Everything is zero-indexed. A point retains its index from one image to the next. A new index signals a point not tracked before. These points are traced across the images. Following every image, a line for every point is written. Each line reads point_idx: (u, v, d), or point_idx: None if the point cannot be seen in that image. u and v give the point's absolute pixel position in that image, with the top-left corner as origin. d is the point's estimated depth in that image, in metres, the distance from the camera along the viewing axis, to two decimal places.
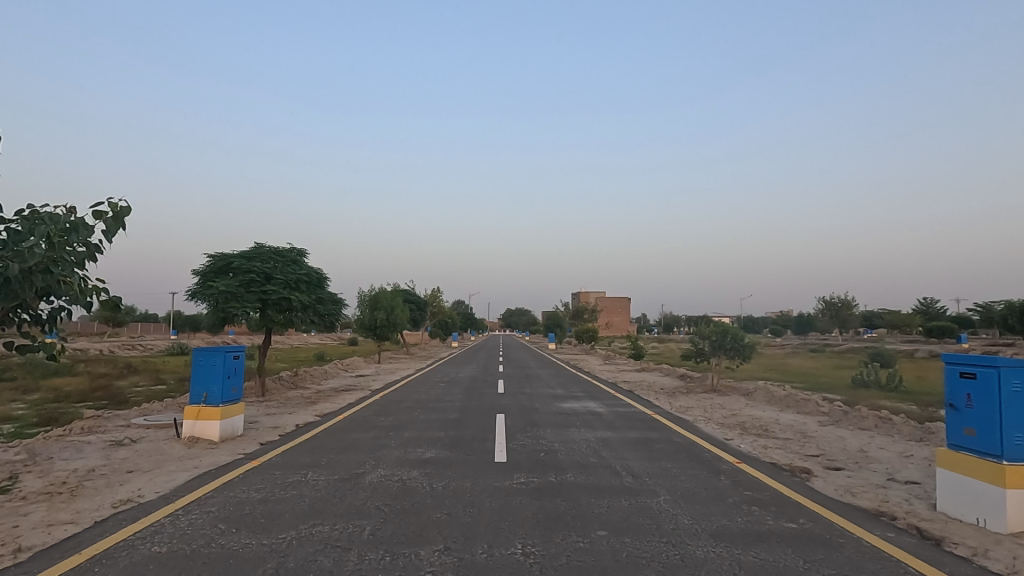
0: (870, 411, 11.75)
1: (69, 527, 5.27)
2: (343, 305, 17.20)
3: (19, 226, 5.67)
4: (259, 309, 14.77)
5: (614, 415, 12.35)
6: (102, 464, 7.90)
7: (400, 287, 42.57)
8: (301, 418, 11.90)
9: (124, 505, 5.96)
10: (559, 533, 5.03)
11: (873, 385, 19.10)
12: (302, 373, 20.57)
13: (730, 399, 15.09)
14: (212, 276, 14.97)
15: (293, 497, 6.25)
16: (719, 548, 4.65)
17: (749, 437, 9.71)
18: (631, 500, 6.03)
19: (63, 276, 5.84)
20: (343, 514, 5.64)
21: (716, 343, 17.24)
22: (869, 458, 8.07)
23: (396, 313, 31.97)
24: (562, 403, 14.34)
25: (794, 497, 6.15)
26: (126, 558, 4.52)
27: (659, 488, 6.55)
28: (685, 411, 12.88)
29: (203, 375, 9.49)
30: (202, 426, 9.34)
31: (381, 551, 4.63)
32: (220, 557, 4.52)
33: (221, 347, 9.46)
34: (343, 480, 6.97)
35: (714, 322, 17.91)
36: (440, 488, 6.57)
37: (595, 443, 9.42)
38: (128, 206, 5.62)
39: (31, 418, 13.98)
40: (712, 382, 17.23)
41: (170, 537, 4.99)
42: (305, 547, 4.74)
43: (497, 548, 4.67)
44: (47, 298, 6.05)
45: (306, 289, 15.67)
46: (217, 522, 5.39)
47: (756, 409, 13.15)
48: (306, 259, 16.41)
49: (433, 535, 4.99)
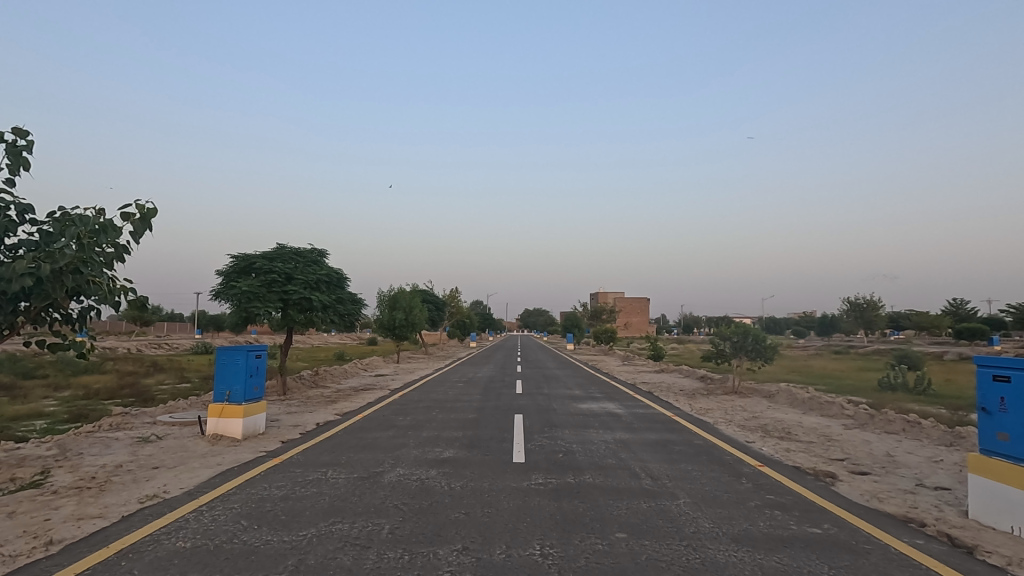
0: (897, 415, 11.46)
1: (97, 522, 5.40)
2: (363, 305, 17.33)
3: (52, 228, 5.96)
4: (280, 309, 14.96)
5: (632, 417, 12.23)
6: (129, 460, 8.06)
7: (418, 287, 43.10)
8: (321, 417, 12.03)
9: (150, 500, 6.09)
10: (577, 535, 5.00)
11: (900, 388, 18.62)
12: (322, 373, 20.77)
13: (751, 401, 14.86)
14: (235, 276, 15.21)
15: (313, 495, 6.32)
16: (741, 552, 4.57)
17: (771, 440, 9.54)
18: (650, 503, 5.98)
19: (92, 275, 6.07)
20: (363, 513, 5.68)
21: (738, 345, 16.94)
22: (896, 463, 7.86)
23: (414, 313, 32.24)
24: (580, 404, 14.25)
25: (818, 501, 6.03)
26: (150, 553, 4.60)
27: (680, 490, 6.48)
28: (705, 413, 12.73)
29: (228, 375, 9.66)
30: (225, 425, 9.51)
31: (399, 551, 4.65)
32: (242, 554, 4.57)
33: (243, 347, 9.58)
34: (362, 479, 7.01)
35: (735, 323, 17.64)
36: (458, 488, 6.58)
37: (614, 445, 9.32)
38: (155, 208, 6.07)
39: (61, 415, 14.26)
40: (733, 384, 16.96)
41: (194, 533, 5.07)
42: (324, 545, 4.77)
43: (516, 549, 4.66)
44: (75, 298, 6.25)
45: (325, 290, 15.85)
46: (239, 519, 5.47)
47: (777, 411, 12.92)
48: (326, 260, 16.62)
49: (450, 535, 4.99)
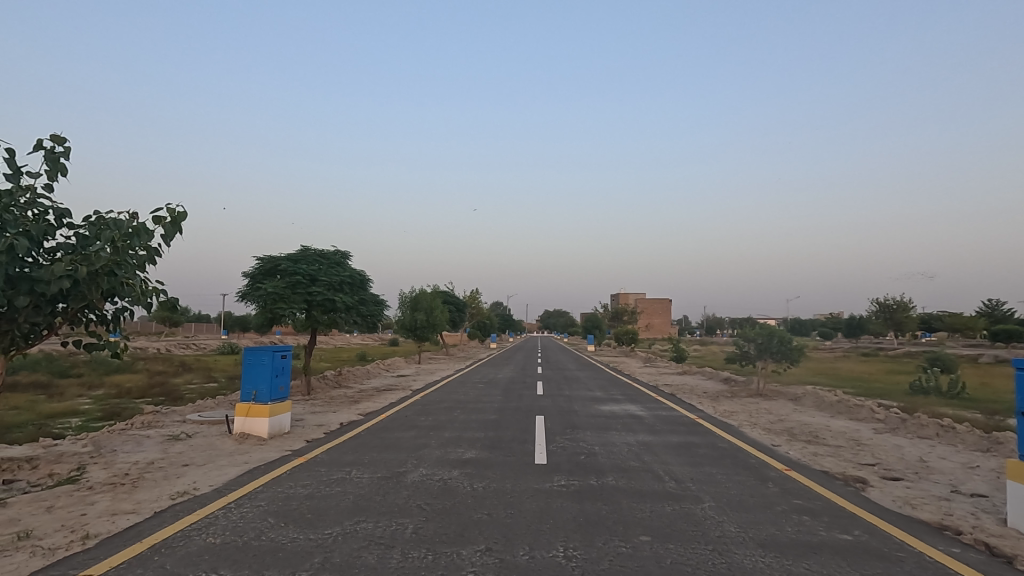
0: (930, 419, 11.14)
1: (131, 517, 5.55)
2: (385, 306, 17.49)
3: (88, 232, 6.18)
4: (304, 310, 15.20)
5: (655, 419, 12.11)
6: (160, 458, 8.28)
7: (439, 288, 43.45)
8: (345, 417, 12.19)
9: (181, 497, 6.24)
10: (600, 538, 4.97)
11: (932, 392, 18.07)
12: (345, 373, 21.04)
13: (777, 404, 14.60)
14: (260, 277, 15.49)
15: (337, 494, 6.41)
16: (768, 558, 4.49)
17: (798, 444, 9.36)
18: (674, 506, 5.92)
19: (126, 278, 6.26)
20: (386, 512, 5.73)
21: (762, 347, 16.64)
22: (930, 469, 7.65)
23: (435, 315, 32.40)
24: (602, 406, 14.18)
25: (848, 507, 5.89)
26: (181, 549, 4.70)
27: (704, 494, 6.40)
28: (729, 416, 12.55)
29: (255, 375, 9.84)
30: (251, 424, 9.69)
31: (423, 550, 4.68)
32: (269, 551, 4.65)
33: (269, 347, 9.75)
34: (385, 479, 7.08)
35: (760, 325, 17.32)
36: (480, 489, 6.60)
37: (636, 447, 9.24)
38: (185, 211, 6.27)
39: (95, 413, 14.70)
40: (758, 386, 16.68)
41: (223, 530, 5.18)
42: (349, 544, 4.83)
43: (539, 551, 4.66)
44: (109, 300, 6.45)
45: (348, 291, 16.06)
46: (266, 516, 5.57)
47: (804, 415, 12.68)
48: (349, 261, 16.83)
49: (473, 536, 5.00)
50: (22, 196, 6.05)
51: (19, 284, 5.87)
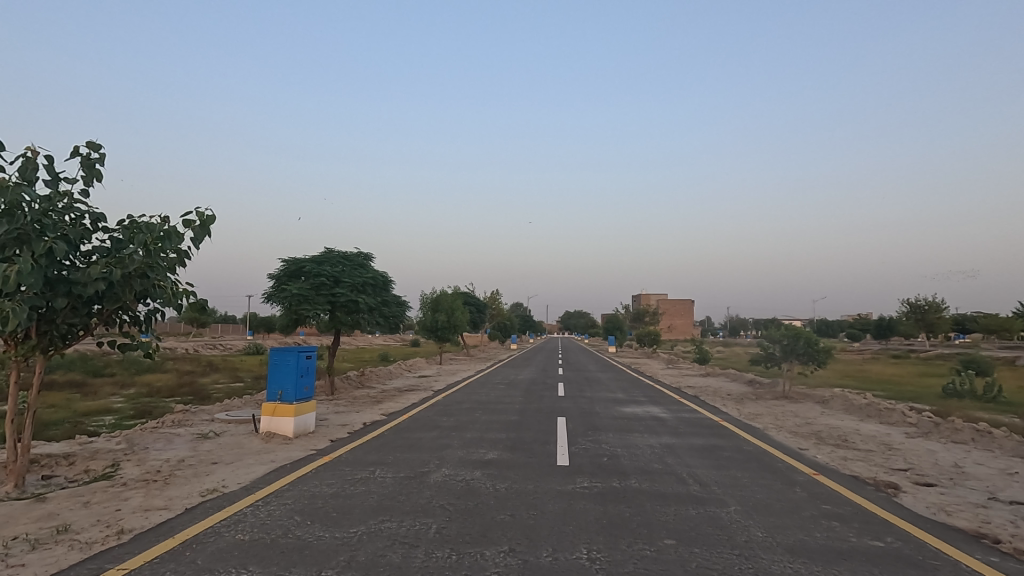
0: (965, 423, 10.81)
1: (163, 513, 5.70)
2: (407, 307, 17.65)
3: (122, 235, 6.37)
4: (328, 312, 15.42)
5: (678, 422, 11.98)
6: (190, 455, 8.48)
7: (460, 289, 43.68)
8: (368, 417, 12.33)
9: (210, 494, 6.39)
10: (624, 540, 4.94)
11: (967, 396, 17.51)
12: (367, 373, 21.27)
13: (804, 407, 14.31)
14: (285, 279, 15.76)
15: (362, 493, 6.48)
16: (796, 564, 4.41)
17: (826, 448, 9.17)
18: (699, 509, 5.86)
19: (158, 280, 6.44)
20: (410, 511, 5.78)
21: (788, 348, 16.33)
22: (965, 475, 7.42)
23: (455, 316, 32.54)
24: (624, 407, 14.08)
25: (878, 513, 5.75)
26: (212, 545, 4.81)
27: (729, 497, 6.31)
28: (754, 418, 12.35)
29: (280, 375, 10.01)
30: (277, 423, 9.86)
31: (447, 550, 4.71)
32: (296, 548, 4.73)
33: (294, 347, 9.91)
34: (409, 478, 7.15)
35: (785, 326, 16.99)
36: (502, 490, 6.62)
37: (659, 449, 9.15)
38: (214, 215, 6.44)
39: (127, 412, 15.14)
40: (783, 388, 16.37)
41: (252, 527, 5.29)
42: (373, 543, 4.88)
43: (562, 553, 4.64)
44: (142, 301, 6.63)
45: (371, 292, 16.24)
46: (293, 514, 5.67)
47: (832, 418, 12.41)
48: (372, 263, 17.02)
49: (496, 537, 5.02)
50: (59, 201, 6.25)
51: (57, 286, 6.08)
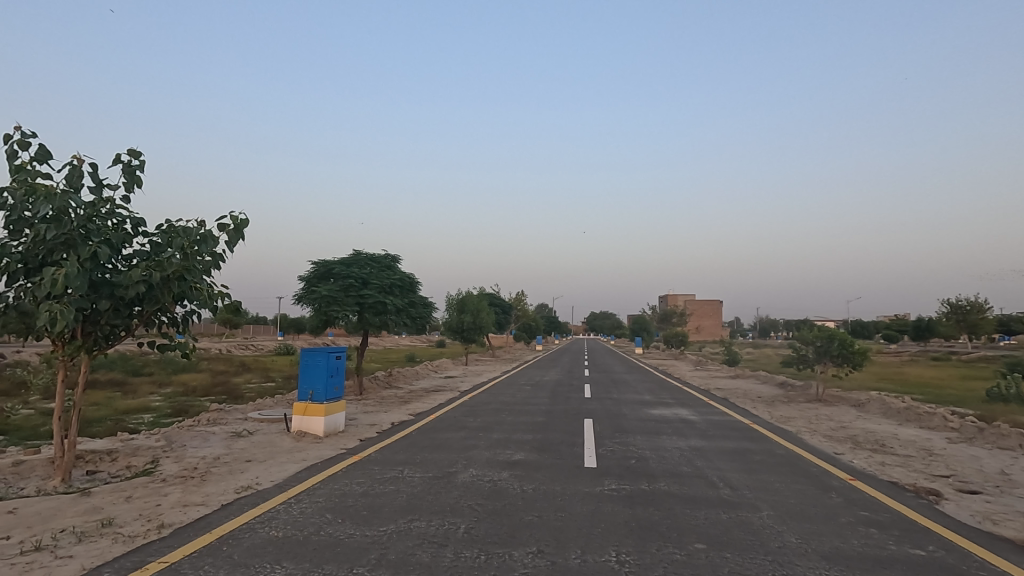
0: (1012, 429, 10.37)
1: (200, 509, 5.87)
2: (433, 308, 17.80)
3: (161, 240, 6.60)
4: (357, 313, 15.66)
5: (707, 424, 11.80)
6: (225, 453, 8.72)
7: (485, 291, 43.89)
8: (396, 417, 12.48)
9: (245, 491, 6.55)
10: (653, 543, 4.88)
11: (1013, 400, 16.79)
12: (395, 373, 21.53)
13: (838, 410, 13.93)
14: (315, 281, 16.06)
15: (391, 492, 6.56)
16: (832, 571, 4.30)
17: (863, 452, 8.90)
18: (730, 514, 5.76)
19: (194, 282, 6.64)
20: (439, 511, 5.83)
21: (822, 350, 15.89)
22: (1013, 483, 7.11)
23: (481, 317, 32.67)
24: (651, 409, 13.94)
25: (919, 520, 5.56)
26: (247, 540, 4.93)
27: (761, 502, 6.19)
28: (786, 422, 12.06)
29: (311, 375, 10.20)
30: (308, 423, 10.05)
31: (475, 550, 4.73)
32: (328, 545, 4.82)
33: (324, 348, 10.08)
34: (437, 478, 7.21)
35: (818, 326, 16.52)
36: (530, 491, 6.61)
37: (688, 452, 9.03)
38: (247, 219, 6.62)
39: (165, 410, 15.63)
40: (817, 391, 15.97)
41: (285, 523, 5.40)
42: (403, 541, 4.93)
43: (591, 555, 4.62)
44: (179, 303, 6.84)
45: (398, 294, 16.45)
46: (324, 512, 5.77)
47: (868, 422, 12.05)
48: (399, 265, 17.23)
49: (524, 538, 5.02)
50: (103, 207, 6.50)
51: (101, 289, 6.34)
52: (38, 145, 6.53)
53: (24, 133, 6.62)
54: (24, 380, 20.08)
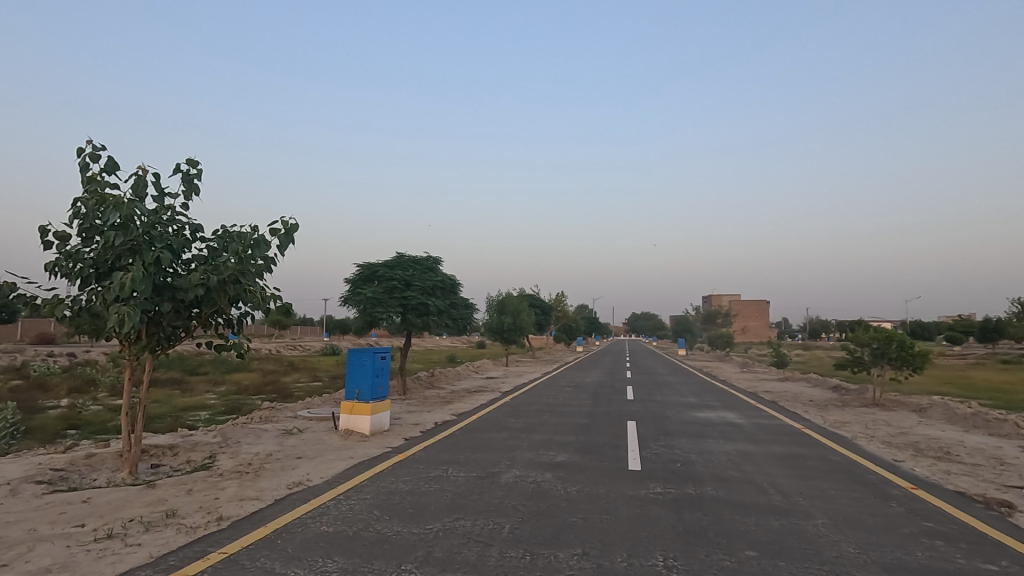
0: None
1: (256, 503, 6.11)
2: (474, 309, 17.95)
3: (217, 244, 6.91)
4: (400, 314, 15.96)
5: (755, 428, 11.46)
6: (277, 450, 9.05)
7: (525, 292, 44.01)
8: (439, 417, 12.66)
9: (297, 487, 6.78)
10: (702, 549, 4.78)
11: None
12: (437, 374, 21.84)
13: (897, 415, 13.28)
14: (360, 283, 16.45)
15: (436, 491, 6.66)
16: None
17: (925, 460, 8.46)
18: (782, 521, 5.58)
19: (248, 285, 6.92)
20: (483, 511, 5.87)
21: (879, 352, 15.18)
22: None
23: (522, 318, 32.76)
24: (697, 412, 13.64)
25: (990, 533, 5.24)
26: (300, 534, 5.11)
27: (815, 510, 5.96)
28: (841, 427, 11.58)
29: (358, 375, 10.46)
30: (354, 421, 10.31)
31: (520, 550, 4.75)
32: (377, 541, 4.93)
33: (370, 349, 10.31)
34: (480, 478, 7.28)
35: (875, 327, 15.77)
36: (574, 492, 6.58)
37: (736, 456, 8.80)
38: (297, 224, 6.85)
39: (220, 408, 16.35)
40: (873, 395, 15.27)
41: (335, 519, 5.56)
42: (449, 540, 5.00)
43: (637, 559, 4.56)
44: (235, 305, 7.14)
45: (440, 295, 16.68)
46: (372, 509, 5.91)
47: (931, 428, 11.44)
48: (441, 266, 17.45)
49: (569, 539, 5.00)
50: (164, 214, 6.85)
51: (163, 292, 6.68)
52: (107, 157, 6.95)
53: (94, 146, 7.06)
54: (92, 379, 21.34)
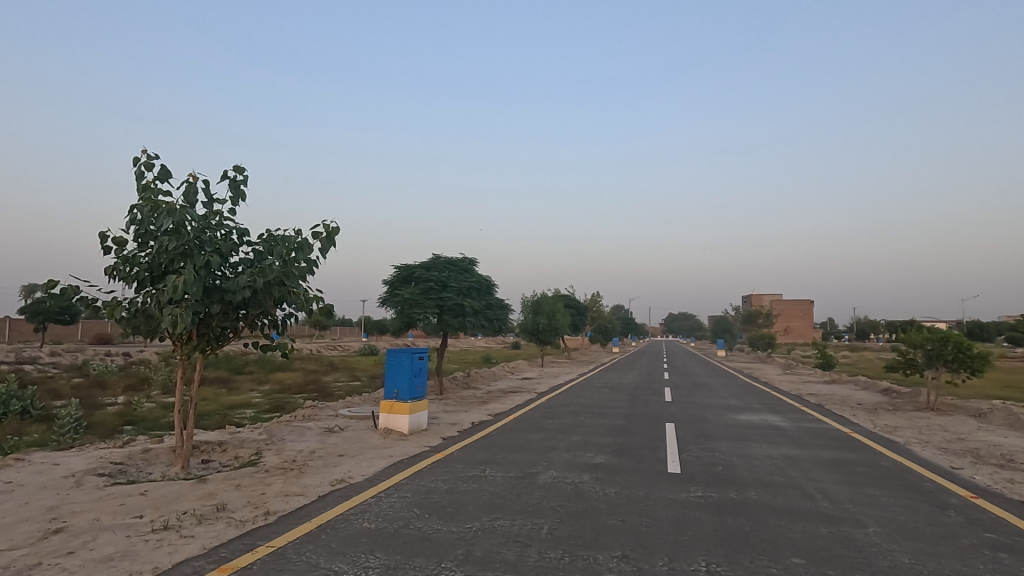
0: None
1: (300, 499, 6.29)
2: (509, 310, 18.01)
3: (263, 248, 7.15)
4: (436, 315, 16.15)
5: (800, 432, 11.10)
6: (320, 447, 9.28)
7: (560, 292, 43.84)
8: (475, 417, 12.75)
9: (339, 484, 6.95)
10: (746, 555, 4.67)
11: None
12: (473, 374, 21.98)
13: (954, 420, 12.63)
14: (398, 284, 16.71)
15: (474, 490, 6.71)
16: None
17: (986, 468, 8.02)
18: (831, 528, 5.39)
19: (292, 287, 7.14)
20: (521, 511, 5.88)
21: (933, 354, 14.48)
22: None
23: (557, 318, 32.66)
24: (738, 415, 13.31)
25: None
26: (344, 530, 5.23)
27: (866, 517, 5.74)
28: (892, 431, 11.10)
29: (396, 375, 10.63)
30: (393, 420, 10.49)
31: (560, 551, 4.74)
32: (417, 539, 5.00)
33: (408, 349, 10.46)
34: (518, 478, 7.29)
35: (929, 328, 15.04)
36: (612, 494, 6.53)
37: (780, 461, 8.55)
38: (338, 227, 7.03)
39: (264, 406, 16.88)
40: (927, 399, 14.57)
41: (376, 516, 5.66)
42: (488, 539, 5.03)
43: (679, 563, 4.49)
44: (280, 306, 7.37)
45: (476, 297, 16.80)
46: (412, 507, 6.00)
47: (991, 434, 10.84)
48: (476, 267, 17.57)
49: (609, 542, 4.96)
50: (213, 219, 7.14)
51: (213, 294, 6.95)
52: (160, 166, 7.28)
53: (148, 156, 7.41)
54: (145, 377, 22.36)
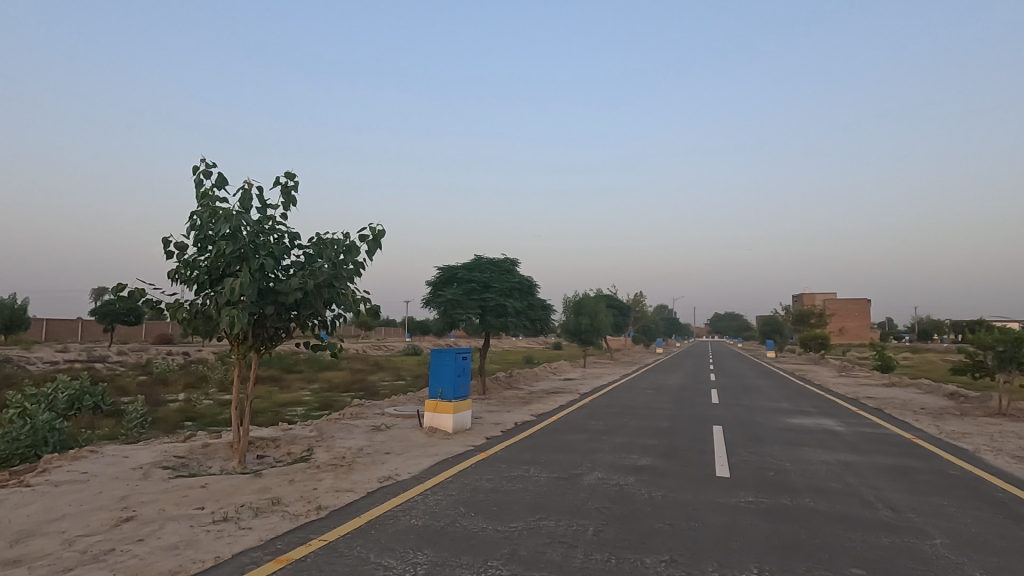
0: None
1: (350, 495, 6.47)
2: (551, 310, 17.97)
3: (313, 251, 7.39)
4: (479, 315, 16.29)
5: (858, 437, 10.61)
6: (367, 445, 9.52)
7: (602, 292, 43.41)
8: (519, 417, 12.78)
9: (386, 481, 7.11)
10: (801, 564, 4.51)
11: None
12: (515, 375, 22.04)
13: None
14: (441, 285, 16.94)
15: (519, 490, 6.73)
16: None
17: None
18: (893, 538, 5.14)
19: (340, 288, 7.36)
20: (566, 512, 5.87)
21: (1006, 356, 13.57)
22: None
23: (599, 319, 32.36)
24: (789, 418, 12.85)
25: None
26: (392, 526, 5.34)
27: (932, 528, 5.44)
28: (959, 438, 10.46)
29: (440, 375, 10.77)
30: (438, 419, 10.64)
31: (606, 553, 4.70)
32: (464, 537, 5.06)
33: (451, 349, 10.59)
34: (562, 479, 7.27)
35: (1001, 328, 14.10)
36: (658, 497, 6.42)
37: (836, 466, 8.20)
38: (384, 229, 7.19)
39: (314, 404, 17.42)
40: (999, 404, 13.66)
41: (423, 513, 5.76)
42: (533, 539, 5.04)
43: (729, 569, 4.38)
44: (329, 307, 7.61)
45: (518, 297, 16.85)
46: (457, 505, 6.07)
47: None
48: (518, 268, 17.62)
49: (656, 545, 4.88)
50: (267, 223, 7.42)
51: (267, 296, 7.24)
52: (218, 174, 7.63)
53: (207, 164, 7.78)
54: (204, 376, 23.46)
